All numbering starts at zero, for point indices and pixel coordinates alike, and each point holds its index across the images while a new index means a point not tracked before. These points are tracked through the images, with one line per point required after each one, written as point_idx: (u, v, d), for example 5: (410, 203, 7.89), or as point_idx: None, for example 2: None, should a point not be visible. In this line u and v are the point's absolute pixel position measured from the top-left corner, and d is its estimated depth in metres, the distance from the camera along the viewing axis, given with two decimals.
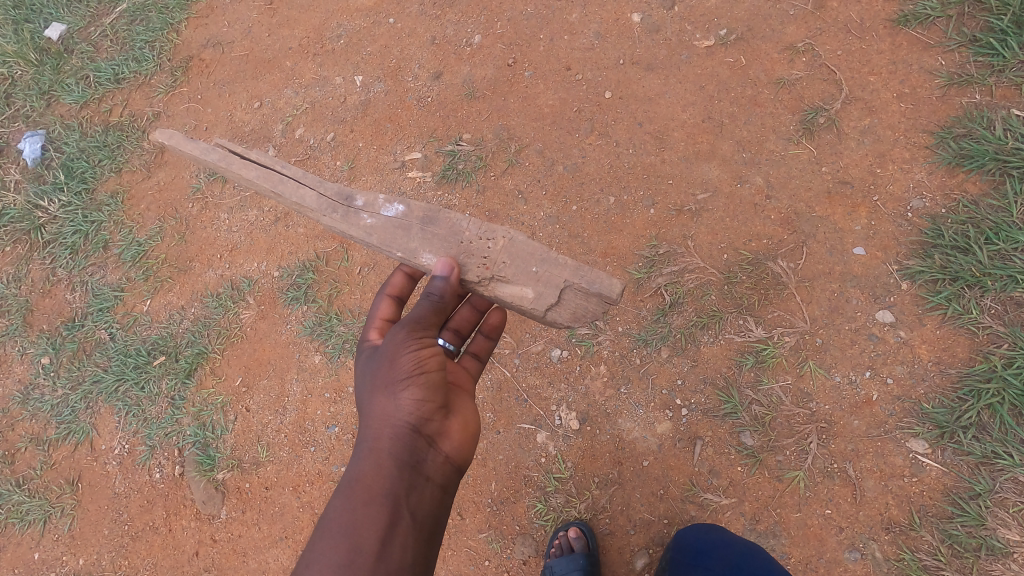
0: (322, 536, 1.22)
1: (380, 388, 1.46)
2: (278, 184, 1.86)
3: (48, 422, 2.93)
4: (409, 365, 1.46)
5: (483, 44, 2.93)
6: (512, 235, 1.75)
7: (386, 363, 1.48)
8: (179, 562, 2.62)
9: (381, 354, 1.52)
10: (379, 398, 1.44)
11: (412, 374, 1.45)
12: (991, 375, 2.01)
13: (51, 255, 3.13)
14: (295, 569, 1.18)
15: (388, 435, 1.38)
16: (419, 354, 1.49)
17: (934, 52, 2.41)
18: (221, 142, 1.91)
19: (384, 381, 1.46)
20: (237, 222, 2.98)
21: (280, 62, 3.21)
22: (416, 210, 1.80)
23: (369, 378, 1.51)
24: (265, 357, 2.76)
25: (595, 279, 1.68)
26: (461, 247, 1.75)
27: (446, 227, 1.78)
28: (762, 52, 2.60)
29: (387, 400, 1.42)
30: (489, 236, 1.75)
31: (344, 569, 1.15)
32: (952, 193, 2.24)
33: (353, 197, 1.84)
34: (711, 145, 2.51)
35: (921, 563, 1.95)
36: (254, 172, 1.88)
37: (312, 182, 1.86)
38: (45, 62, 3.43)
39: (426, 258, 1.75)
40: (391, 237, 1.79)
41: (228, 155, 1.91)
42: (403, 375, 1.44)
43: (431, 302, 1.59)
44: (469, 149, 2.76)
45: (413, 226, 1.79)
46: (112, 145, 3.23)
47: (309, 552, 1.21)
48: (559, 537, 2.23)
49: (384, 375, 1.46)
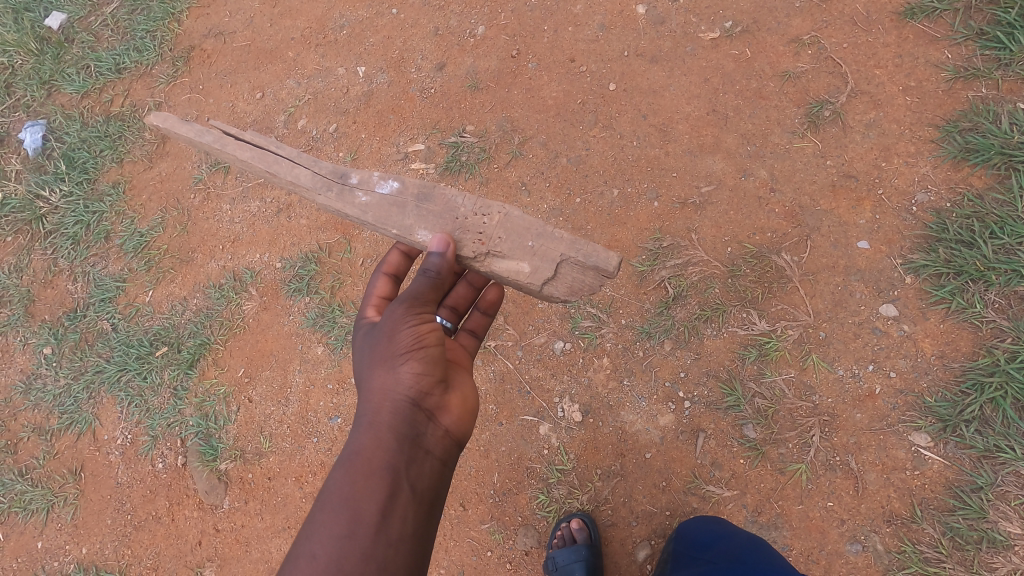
0: (322, 508, 1.23)
1: (380, 362, 1.46)
2: (273, 164, 1.85)
3: (50, 412, 2.93)
4: (409, 340, 1.47)
5: (486, 35, 2.92)
6: (508, 210, 1.74)
7: (386, 338, 1.49)
8: (182, 552, 2.63)
9: (380, 330, 1.52)
10: (379, 372, 1.45)
11: (411, 348, 1.46)
12: (994, 369, 2.02)
13: (53, 245, 3.12)
14: (296, 540, 1.20)
15: (387, 408, 1.38)
16: (419, 329, 1.50)
17: (941, 45, 2.40)
18: (215, 123, 1.90)
19: (384, 355, 1.46)
20: (239, 213, 2.98)
21: (282, 53, 3.19)
22: (411, 187, 1.80)
23: (368, 353, 1.52)
24: (268, 348, 2.76)
25: (591, 252, 1.67)
26: (456, 222, 1.75)
27: (441, 204, 1.77)
28: (767, 45, 2.58)
29: (387, 374, 1.43)
30: (484, 212, 1.74)
31: (344, 540, 1.17)
32: (958, 187, 2.23)
33: (348, 175, 1.83)
34: (716, 138, 2.50)
35: (922, 555, 1.97)
36: (249, 153, 1.86)
37: (307, 162, 1.86)
38: (45, 52, 3.41)
39: (421, 235, 1.75)
40: (386, 214, 1.78)
41: (223, 137, 1.89)
42: (403, 350, 1.45)
43: (428, 278, 1.57)
44: (473, 140, 2.75)
45: (409, 203, 1.78)
46: (113, 135, 3.22)
47: (310, 523, 1.23)
48: (562, 529, 2.24)
49: (384, 349, 1.47)
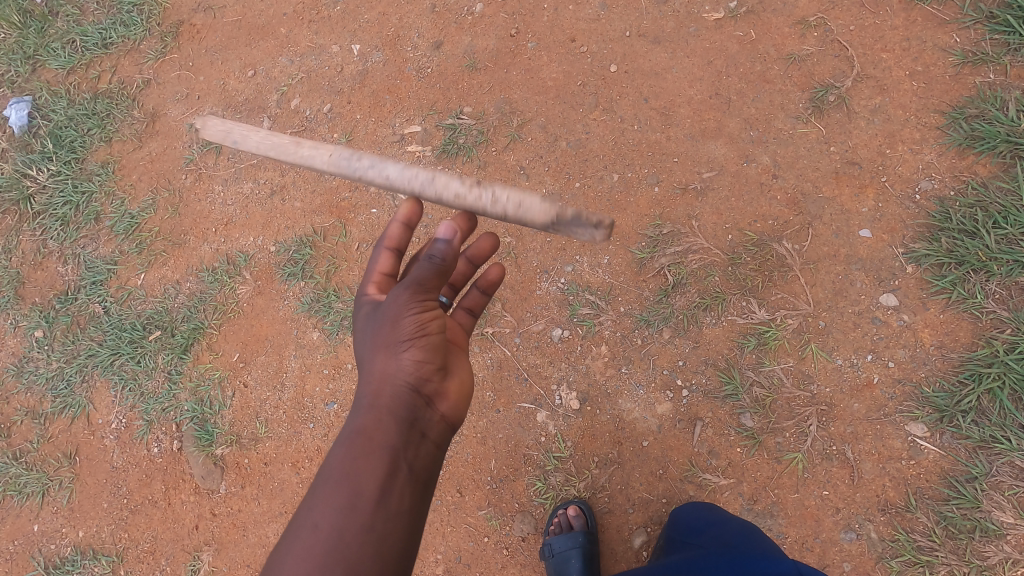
0: (320, 491, 1.21)
1: (382, 347, 1.43)
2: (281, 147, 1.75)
3: (43, 396, 2.91)
4: (412, 327, 1.43)
5: (484, 13, 2.82)
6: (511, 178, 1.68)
7: (388, 323, 1.44)
8: (179, 535, 2.64)
9: (382, 315, 1.47)
10: (380, 356, 1.41)
11: (414, 336, 1.42)
12: (992, 360, 2.03)
13: (42, 226, 3.05)
14: (292, 522, 1.18)
15: (388, 393, 1.36)
16: (423, 317, 1.46)
17: (949, 29, 2.33)
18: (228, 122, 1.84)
19: (386, 341, 1.42)
20: (232, 195, 2.91)
21: (274, 29, 3.09)
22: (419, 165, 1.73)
23: (370, 337, 1.47)
24: (264, 333, 2.73)
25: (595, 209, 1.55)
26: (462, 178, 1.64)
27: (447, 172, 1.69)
28: (772, 26, 2.50)
29: (389, 360, 1.39)
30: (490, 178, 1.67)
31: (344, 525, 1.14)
32: (963, 175, 2.20)
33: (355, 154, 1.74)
34: (719, 122, 2.46)
35: (916, 544, 1.99)
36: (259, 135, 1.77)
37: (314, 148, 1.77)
38: (28, 25, 3.29)
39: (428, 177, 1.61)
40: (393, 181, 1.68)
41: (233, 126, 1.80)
42: (406, 335, 1.41)
43: (433, 264, 1.52)
44: (470, 122, 2.69)
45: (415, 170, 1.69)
46: (101, 113, 3.13)
47: (307, 506, 1.20)
48: (559, 516, 2.25)
49: (387, 334, 1.43)
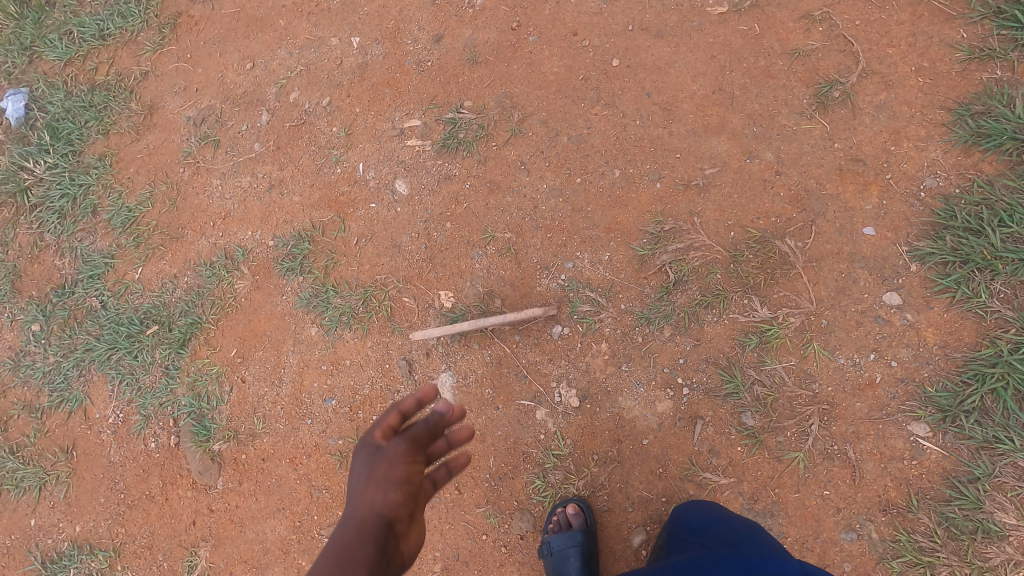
0: None
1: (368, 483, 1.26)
2: None
3: (39, 390, 2.89)
4: (404, 472, 1.27)
5: (485, 5, 2.78)
6: None
7: (380, 463, 1.29)
8: (177, 530, 2.63)
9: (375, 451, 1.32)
10: (364, 494, 1.25)
11: (404, 480, 1.27)
12: (996, 360, 2.01)
13: (38, 219, 3.03)
14: None
15: (366, 536, 1.19)
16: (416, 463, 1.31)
17: (956, 24, 2.29)
18: None
19: (373, 480, 1.26)
20: (231, 188, 2.89)
21: (273, 21, 3.05)
22: None
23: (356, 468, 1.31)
24: (261, 328, 2.71)
25: None
26: None
27: None
28: (777, 20, 2.46)
29: (374, 499, 1.24)
30: None
31: None
32: (968, 173, 2.18)
33: None
34: (721, 118, 2.43)
35: (917, 544, 1.99)
36: None
37: None
38: (25, 15, 3.25)
39: None
40: None
41: None
42: (397, 478, 1.26)
43: (433, 424, 1.37)
44: (471, 117, 2.66)
45: None
46: (98, 105, 3.10)
47: None
48: (558, 514, 2.24)
49: (377, 472, 1.27)
